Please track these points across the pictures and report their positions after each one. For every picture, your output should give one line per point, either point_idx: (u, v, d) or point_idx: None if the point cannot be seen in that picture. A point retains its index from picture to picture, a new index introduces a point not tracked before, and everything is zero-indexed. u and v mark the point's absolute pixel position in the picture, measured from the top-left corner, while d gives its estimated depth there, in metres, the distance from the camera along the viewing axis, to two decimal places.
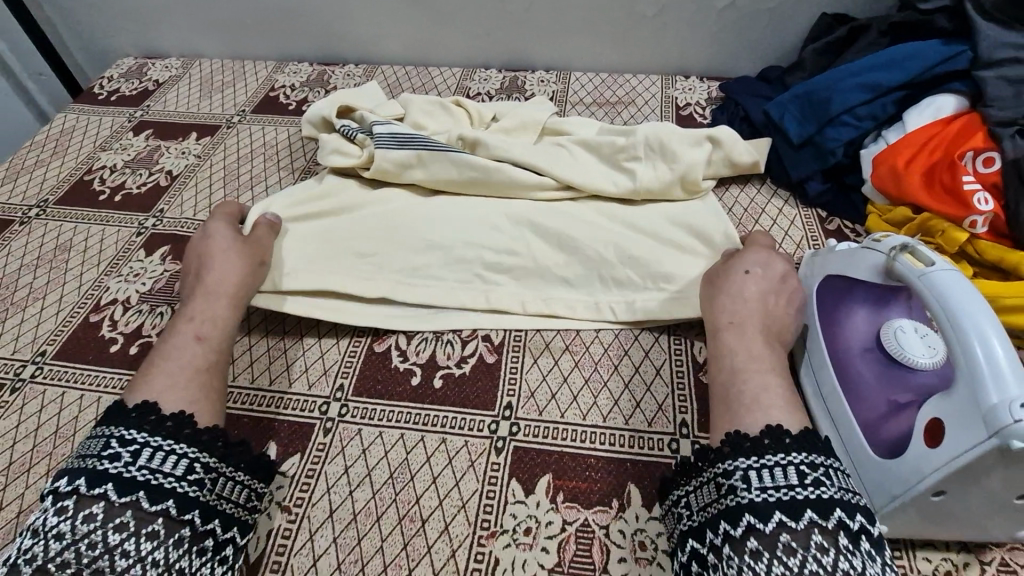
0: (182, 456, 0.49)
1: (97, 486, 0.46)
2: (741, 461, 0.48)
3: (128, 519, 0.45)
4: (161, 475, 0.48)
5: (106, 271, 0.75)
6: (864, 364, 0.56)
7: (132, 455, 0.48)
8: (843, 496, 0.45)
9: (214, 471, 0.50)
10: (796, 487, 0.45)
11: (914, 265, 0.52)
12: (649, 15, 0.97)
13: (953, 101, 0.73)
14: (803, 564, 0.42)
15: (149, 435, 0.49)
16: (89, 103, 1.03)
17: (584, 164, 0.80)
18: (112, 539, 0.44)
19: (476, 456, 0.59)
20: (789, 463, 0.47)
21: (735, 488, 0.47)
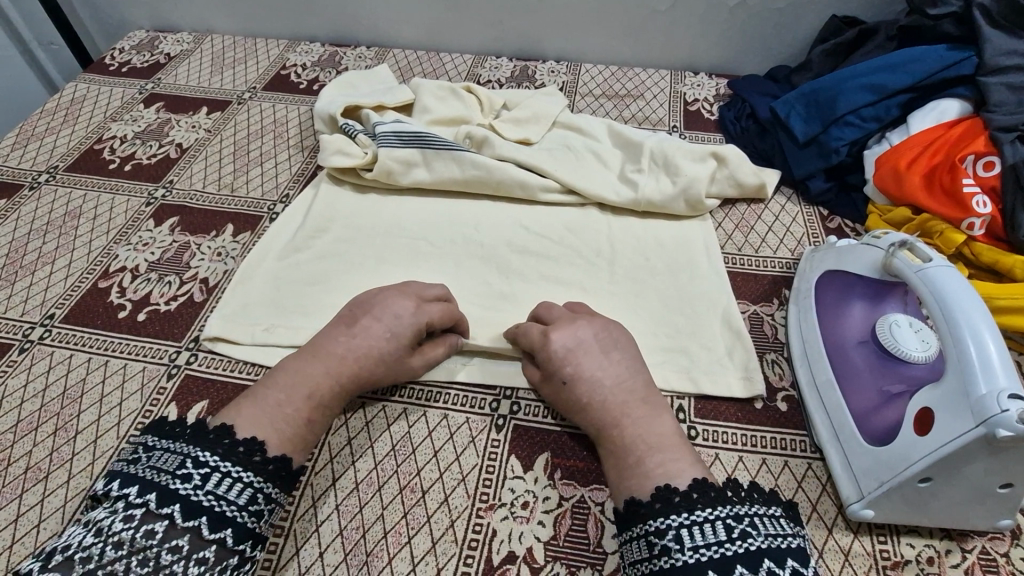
0: (248, 486, 0.46)
1: (164, 505, 0.42)
2: (672, 518, 0.45)
3: (184, 542, 0.42)
4: (226, 502, 0.44)
5: (115, 239, 0.76)
6: (859, 357, 0.58)
7: (201, 478, 0.44)
8: (771, 546, 0.43)
9: (271, 503, 0.47)
10: (725, 543, 0.43)
11: (911, 261, 0.53)
12: (661, 10, 0.98)
13: (956, 106, 0.75)
14: None
15: (221, 459, 0.46)
16: (101, 73, 1.03)
17: (590, 171, 0.83)
18: (165, 559, 0.41)
19: (476, 433, 0.60)
20: (716, 518, 0.44)
21: (669, 549, 0.44)
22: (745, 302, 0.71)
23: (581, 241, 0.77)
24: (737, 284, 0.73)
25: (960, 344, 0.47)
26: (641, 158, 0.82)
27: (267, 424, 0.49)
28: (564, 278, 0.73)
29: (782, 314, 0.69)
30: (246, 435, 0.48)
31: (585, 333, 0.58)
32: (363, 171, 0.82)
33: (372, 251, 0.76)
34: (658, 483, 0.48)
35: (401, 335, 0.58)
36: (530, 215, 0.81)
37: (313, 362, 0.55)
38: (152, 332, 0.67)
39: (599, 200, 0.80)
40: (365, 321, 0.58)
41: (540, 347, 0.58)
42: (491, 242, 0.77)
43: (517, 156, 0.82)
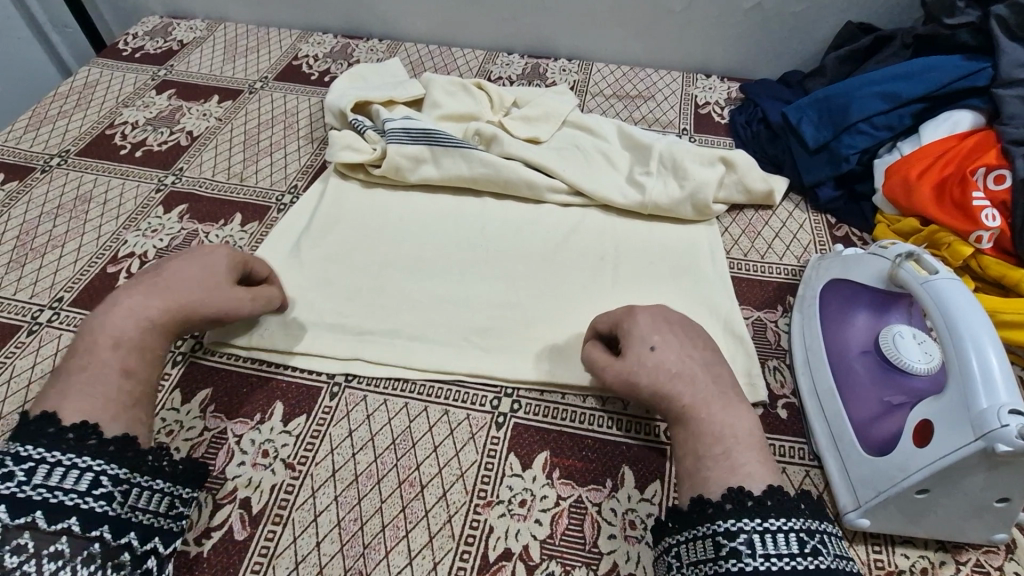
0: (86, 470, 0.44)
1: None
2: (744, 522, 0.44)
3: (26, 540, 0.41)
4: (62, 491, 0.43)
5: (125, 224, 0.77)
6: (862, 367, 0.58)
7: (25, 473, 0.43)
8: (836, 565, 0.43)
9: (125, 483, 0.46)
10: (798, 557, 0.43)
11: (918, 273, 0.53)
12: (676, 11, 0.98)
13: (969, 117, 0.74)
14: None
15: (49, 450, 0.44)
16: (114, 59, 1.03)
17: (597, 172, 0.83)
18: (12, 561, 0.40)
19: (477, 429, 0.60)
20: (791, 530, 0.44)
21: (738, 553, 0.43)
22: (750, 308, 0.71)
23: (587, 242, 0.77)
24: (742, 290, 0.73)
25: (962, 356, 0.47)
26: (649, 161, 0.81)
27: (84, 398, 0.48)
28: (569, 279, 0.73)
29: (785, 321, 0.69)
30: (71, 421, 0.47)
31: (670, 313, 0.58)
32: (372, 167, 0.83)
33: (378, 247, 0.76)
34: (730, 483, 0.47)
35: (218, 270, 0.59)
36: (535, 213, 0.81)
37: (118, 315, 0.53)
38: None
39: (604, 202, 0.80)
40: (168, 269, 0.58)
41: (626, 321, 0.58)
42: (496, 241, 0.77)
43: (525, 156, 0.82)
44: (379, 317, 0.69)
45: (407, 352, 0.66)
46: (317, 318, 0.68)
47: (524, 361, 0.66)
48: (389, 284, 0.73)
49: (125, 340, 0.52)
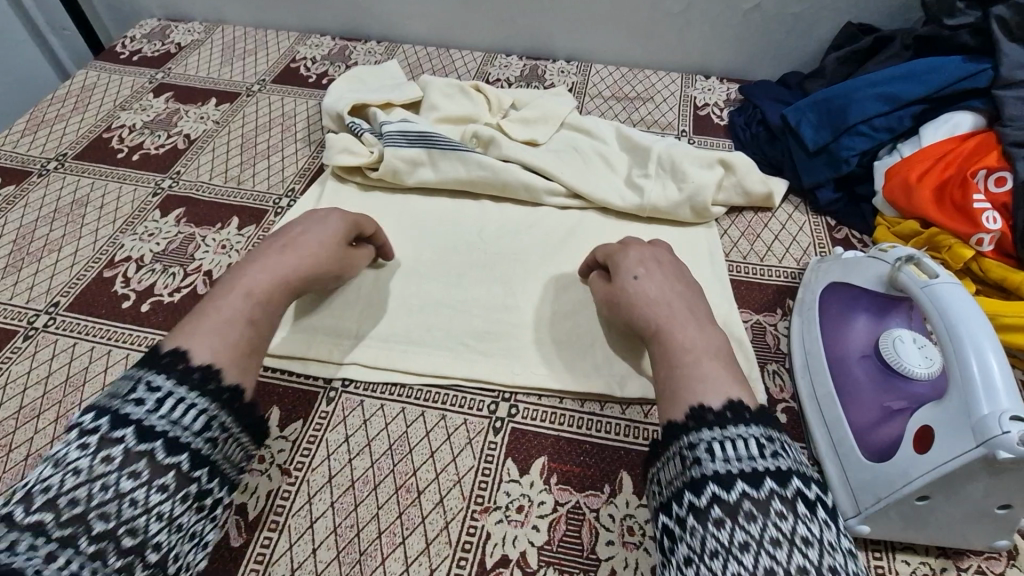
0: (203, 411, 0.43)
1: (119, 428, 0.40)
2: (704, 433, 0.44)
3: (141, 468, 0.39)
4: (182, 427, 0.42)
5: (122, 228, 0.76)
6: (861, 371, 0.57)
7: (155, 402, 0.42)
8: (798, 468, 0.42)
9: (229, 432, 0.45)
10: (757, 458, 0.42)
11: (918, 277, 0.53)
12: (675, 12, 0.97)
13: (970, 119, 0.74)
14: (764, 532, 0.39)
15: (176, 384, 0.44)
16: (112, 62, 1.03)
17: (595, 175, 0.82)
18: (127, 483, 0.39)
19: (474, 434, 0.60)
20: (750, 436, 0.43)
21: (699, 460, 0.43)
22: (748, 311, 0.70)
23: (585, 245, 0.77)
24: (740, 293, 0.72)
25: (963, 362, 0.46)
26: (648, 163, 0.81)
27: (212, 333, 0.48)
28: (567, 282, 0.73)
29: (785, 325, 0.69)
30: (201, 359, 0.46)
31: (663, 252, 0.63)
32: (369, 170, 0.82)
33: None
34: (690, 402, 0.47)
35: (337, 232, 0.63)
36: (533, 217, 0.80)
37: (256, 269, 0.56)
38: (156, 322, 0.67)
39: (603, 205, 0.80)
40: (293, 233, 0.61)
41: (618, 254, 0.63)
42: (494, 244, 0.77)
43: (523, 158, 0.82)
44: (376, 321, 0.69)
45: (404, 356, 0.66)
46: (314, 322, 0.68)
47: (522, 365, 0.65)
48: (387, 287, 0.72)
49: (256, 293, 0.53)
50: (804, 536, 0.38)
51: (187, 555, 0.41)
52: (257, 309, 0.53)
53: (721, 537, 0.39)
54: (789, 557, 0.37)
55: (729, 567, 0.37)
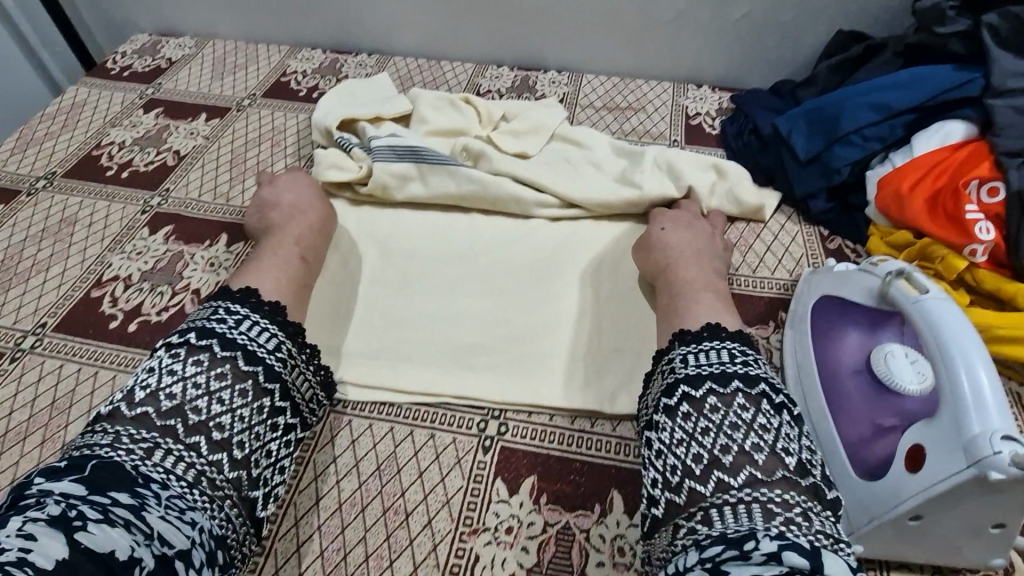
0: (273, 335, 0.56)
1: (204, 340, 0.53)
2: (682, 347, 0.55)
3: (226, 372, 0.52)
4: (257, 344, 0.54)
5: (110, 247, 0.76)
6: (853, 386, 0.57)
7: (236, 323, 0.55)
8: (768, 376, 0.52)
9: (292, 359, 0.57)
10: (727, 363, 0.52)
11: (908, 292, 0.52)
12: (665, 21, 0.97)
13: (962, 127, 0.73)
14: (724, 418, 0.49)
15: (251, 311, 0.57)
16: (102, 78, 1.03)
17: (587, 180, 0.82)
18: (214, 386, 0.51)
19: (463, 453, 0.59)
20: (723, 347, 0.54)
21: (675, 366, 0.54)
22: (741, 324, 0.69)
23: (576, 257, 0.76)
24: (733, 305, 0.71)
25: (953, 377, 0.45)
26: (643, 164, 0.81)
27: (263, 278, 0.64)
28: (558, 296, 0.72)
29: (778, 337, 0.68)
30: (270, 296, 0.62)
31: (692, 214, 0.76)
32: (359, 185, 0.82)
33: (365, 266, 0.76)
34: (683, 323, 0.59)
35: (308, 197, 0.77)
36: (524, 230, 0.80)
37: (292, 228, 0.72)
38: (143, 343, 0.67)
39: (598, 205, 0.79)
40: (282, 203, 0.75)
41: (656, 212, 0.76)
42: (485, 257, 0.77)
43: (514, 172, 0.81)
44: (366, 338, 0.69)
45: (393, 374, 0.65)
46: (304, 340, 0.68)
47: (512, 381, 0.65)
48: (377, 303, 0.72)
49: (304, 243, 0.71)
50: (763, 425, 0.49)
51: (265, 465, 0.52)
52: (308, 254, 0.71)
53: (686, 427, 0.49)
54: (744, 438, 0.48)
55: (691, 449, 0.48)
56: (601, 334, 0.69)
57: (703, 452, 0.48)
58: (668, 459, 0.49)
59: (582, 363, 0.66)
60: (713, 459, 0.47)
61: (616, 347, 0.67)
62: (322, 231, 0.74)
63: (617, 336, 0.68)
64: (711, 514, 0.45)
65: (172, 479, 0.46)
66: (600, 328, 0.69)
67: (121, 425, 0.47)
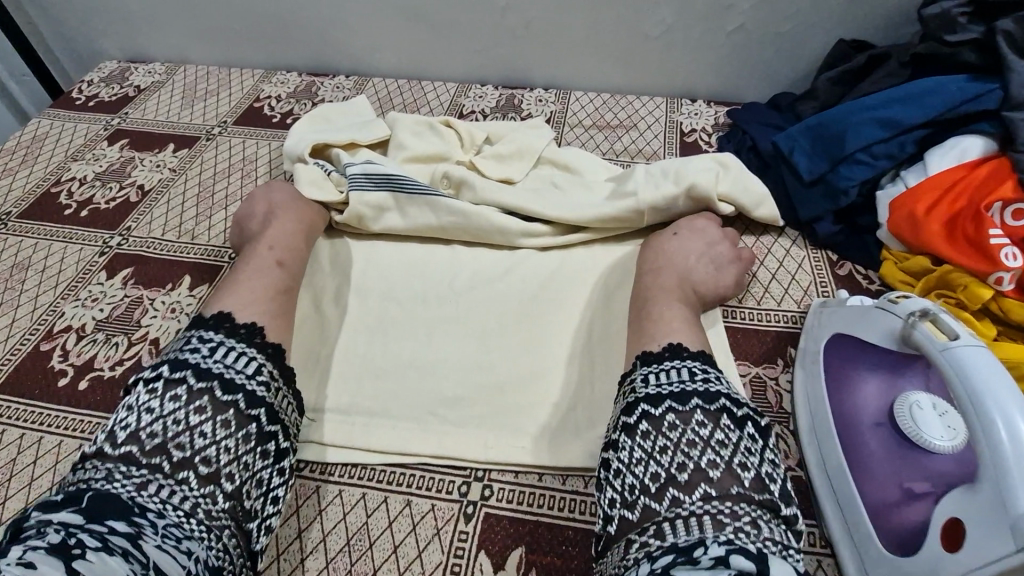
0: (253, 359, 0.52)
1: (178, 371, 0.48)
2: (641, 369, 0.52)
3: (206, 404, 0.47)
4: (234, 370, 0.50)
5: (64, 294, 0.71)
6: (876, 441, 0.51)
7: (209, 350, 0.50)
8: (729, 391, 0.49)
9: (276, 382, 0.52)
10: (687, 382, 0.49)
11: (935, 337, 0.46)
12: (654, 35, 0.92)
13: (979, 144, 0.67)
14: (682, 438, 0.46)
15: (225, 336, 0.52)
16: (66, 109, 0.98)
17: (575, 198, 0.75)
18: (195, 420, 0.46)
19: (443, 523, 0.54)
20: (683, 367, 0.51)
21: (634, 387, 0.51)
22: (747, 363, 0.63)
23: (566, 291, 0.70)
24: (738, 341, 0.65)
25: (994, 441, 0.39)
26: (633, 175, 0.75)
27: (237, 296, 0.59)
28: (547, 335, 0.67)
29: (788, 379, 0.62)
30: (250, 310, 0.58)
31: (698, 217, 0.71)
32: (337, 211, 0.77)
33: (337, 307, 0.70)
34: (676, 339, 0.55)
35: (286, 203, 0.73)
36: (511, 264, 0.74)
37: (273, 234, 0.69)
38: (92, 403, 0.61)
39: (593, 220, 0.73)
40: (258, 212, 0.72)
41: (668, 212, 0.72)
42: (467, 294, 0.71)
43: (497, 200, 0.75)
44: (339, 390, 0.63)
45: (366, 431, 0.59)
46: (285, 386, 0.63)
47: (495, 436, 0.59)
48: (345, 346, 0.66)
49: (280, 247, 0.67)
50: (721, 441, 0.46)
51: (257, 495, 0.47)
52: (286, 258, 0.67)
53: (646, 446, 0.46)
54: (702, 455, 0.45)
55: (650, 469, 0.45)
56: (594, 378, 0.63)
57: (661, 471, 0.45)
58: (626, 478, 0.46)
59: (573, 413, 0.60)
60: (669, 478, 0.45)
61: (610, 393, 0.62)
62: (303, 232, 0.71)
63: (611, 380, 0.62)
64: (664, 529, 0.42)
65: (168, 509, 0.43)
66: (592, 371, 0.63)
67: (112, 463, 0.44)
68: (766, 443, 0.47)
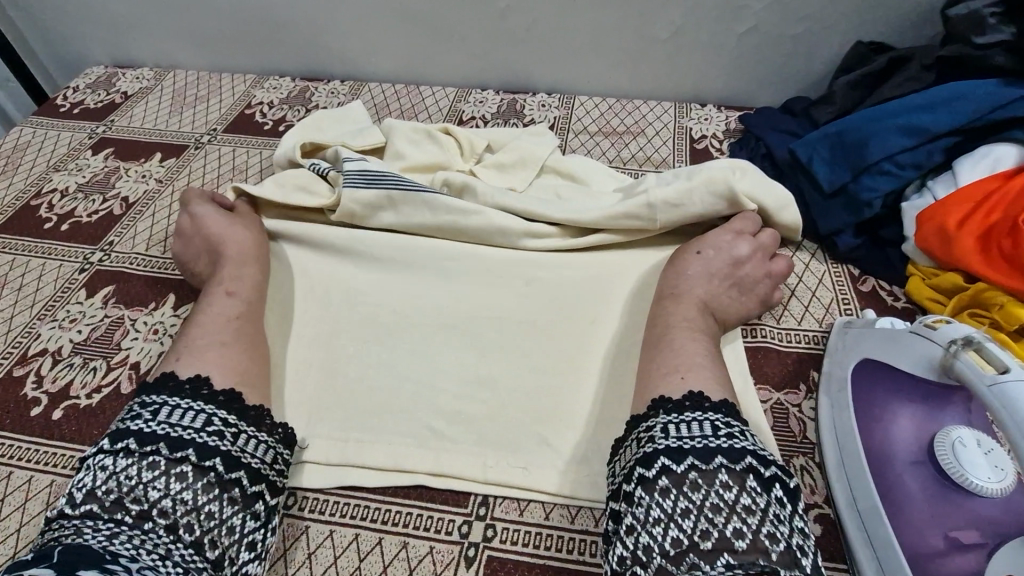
0: (201, 412, 0.47)
1: (120, 441, 0.45)
2: (660, 417, 0.48)
3: (159, 459, 0.44)
4: (182, 427, 0.46)
5: (40, 315, 0.67)
6: (914, 480, 0.47)
7: (153, 413, 0.47)
8: (756, 448, 0.45)
9: (234, 426, 0.48)
10: (709, 437, 0.46)
11: (981, 369, 0.42)
12: (663, 38, 0.88)
13: (1012, 153, 0.63)
14: (705, 500, 0.43)
15: (169, 396, 0.48)
16: (49, 116, 0.94)
17: (584, 209, 0.71)
18: (147, 476, 0.43)
19: (441, 568, 0.50)
20: (705, 419, 0.47)
21: (653, 437, 0.47)
22: (767, 389, 0.59)
23: (573, 305, 0.66)
24: (757, 362, 0.61)
25: None
26: (645, 182, 0.71)
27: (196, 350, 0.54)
28: (552, 355, 0.62)
29: (812, 406, 0.57)
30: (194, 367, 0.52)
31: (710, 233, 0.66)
32: (327, 214, 0.74)
33: (320, 319, 0.66)
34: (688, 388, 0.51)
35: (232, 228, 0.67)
36: (515, 274, 0.68)
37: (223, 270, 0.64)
38: (66, 434, 0.57)
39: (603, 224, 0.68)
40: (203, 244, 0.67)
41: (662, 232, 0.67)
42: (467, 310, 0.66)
43: (498, 204, 0.71)
44: (328, 418, 0.59)
45: (360, 462, 0.56)
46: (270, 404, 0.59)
47: (496, 468, 0.55)
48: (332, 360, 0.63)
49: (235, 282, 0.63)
50: (747, 506, 0.42)
51: (228, 542, 0.44)
52: (237, 287, 0.62)
53: (665, 506, 0.43)
54: (726, 523, 0.42)
55: (670, 532, 0.42)
56: (603, 403, 0.58)
57: (682, 535, 0.42)
58: (640, 538, 0.43)
59: (580, 442, 0.56)
60: (690, 544, 0.41)
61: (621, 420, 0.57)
62: (254, 258, 0.66)
63: (621, 407, 0.58)
64: None
65: (143, 553, 0.40)
66: (601, 395, 0.59)
67: (77, 520, 0.42)
68: (795, 508, 0.44)
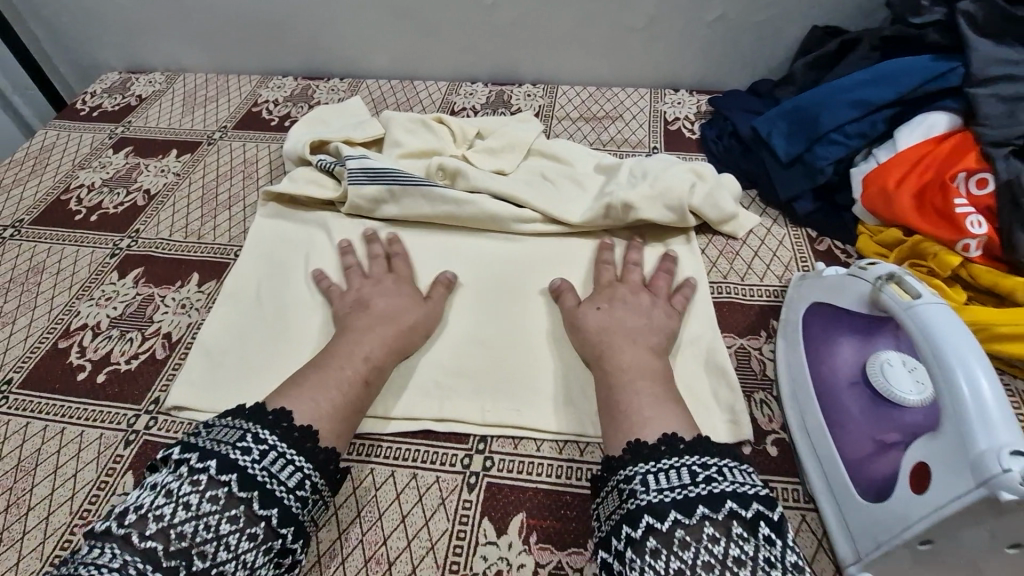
0: (299, 470, 0.50)
1: (224, 473, 0.47)
2: (639, 466, 0.49)
3: (240, 513, 0.46)
4: (277, 481, 0.48)
5: (78, 295, 0.74)
6: (851, 398, 0.55)
7: (259, 453, 0.49)
8: (734, 488, 0.46)
9: (317, 493, 0.51)
10: (689, 486, 0.46)
11: (900, 297, 0.49)
12: (638, 28, 0.95)
13: (944, 119, 0.71)
14: (696, 556, 0.43)
15: (279, 440, 0.50)
16: (71, 119, 1.02)
17: (567, 194, 0.79)
18: (224, 528, 0.45)
19: (448, 493, 0.57)
20: (682, 464, 0.48)
21: (635, 491, 0.47)
22: (732, 335, 0.66)
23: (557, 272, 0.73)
24: (722, 315, 0.68)
25: (953, 385, 0.42)
26: (619, 175, 0.79)
27: None
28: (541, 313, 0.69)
29: (770, 348, 0.65)
30: None
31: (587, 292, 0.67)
32: (338, 205, 0.81)
33: (297, 292, 0.72)
34: (630, 437, 0.52)
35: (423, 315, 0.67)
36: (507, 248, 0.76)
37: (370, 329, 0.63)
38: (110, 395, 0.64)
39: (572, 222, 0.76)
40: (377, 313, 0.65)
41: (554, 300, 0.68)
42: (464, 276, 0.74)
43: (489, 187, 0.78)
44: None
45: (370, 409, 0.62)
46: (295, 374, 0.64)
47: (492, 409, 0.62)
48: (310, 328, 0.68)
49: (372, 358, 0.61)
50: (737, 557, 0.43)
51: None
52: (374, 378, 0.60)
53: (658, 567, 0.43)
54: None
55: None
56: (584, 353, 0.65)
57: None
58: None
59: (565, 385, 0.63)
60: None
61: None
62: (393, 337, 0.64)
63: None
64: None
65: None
66: None
67: (129, 554, 0.43)
68: (784, 543, 0.45)
